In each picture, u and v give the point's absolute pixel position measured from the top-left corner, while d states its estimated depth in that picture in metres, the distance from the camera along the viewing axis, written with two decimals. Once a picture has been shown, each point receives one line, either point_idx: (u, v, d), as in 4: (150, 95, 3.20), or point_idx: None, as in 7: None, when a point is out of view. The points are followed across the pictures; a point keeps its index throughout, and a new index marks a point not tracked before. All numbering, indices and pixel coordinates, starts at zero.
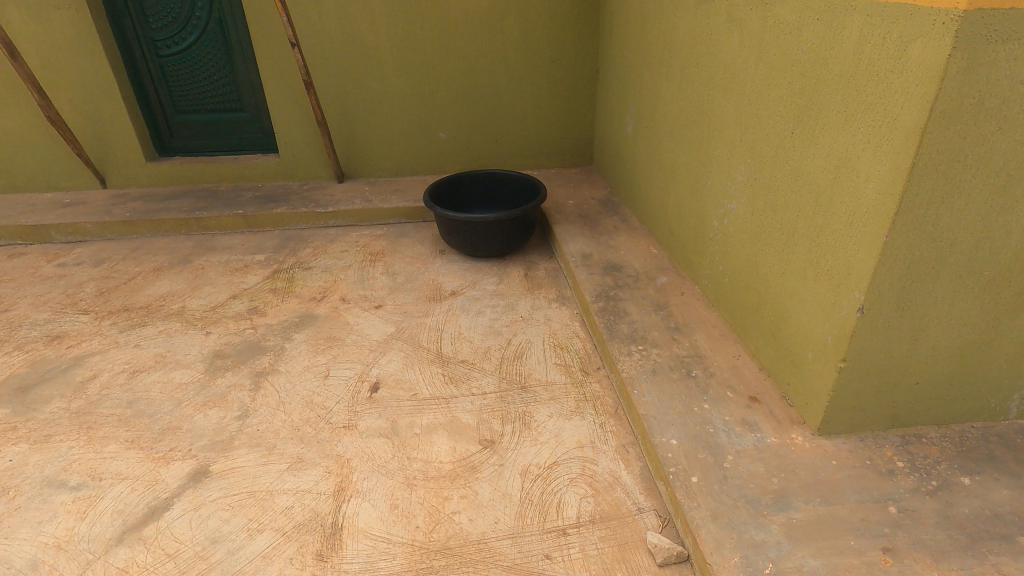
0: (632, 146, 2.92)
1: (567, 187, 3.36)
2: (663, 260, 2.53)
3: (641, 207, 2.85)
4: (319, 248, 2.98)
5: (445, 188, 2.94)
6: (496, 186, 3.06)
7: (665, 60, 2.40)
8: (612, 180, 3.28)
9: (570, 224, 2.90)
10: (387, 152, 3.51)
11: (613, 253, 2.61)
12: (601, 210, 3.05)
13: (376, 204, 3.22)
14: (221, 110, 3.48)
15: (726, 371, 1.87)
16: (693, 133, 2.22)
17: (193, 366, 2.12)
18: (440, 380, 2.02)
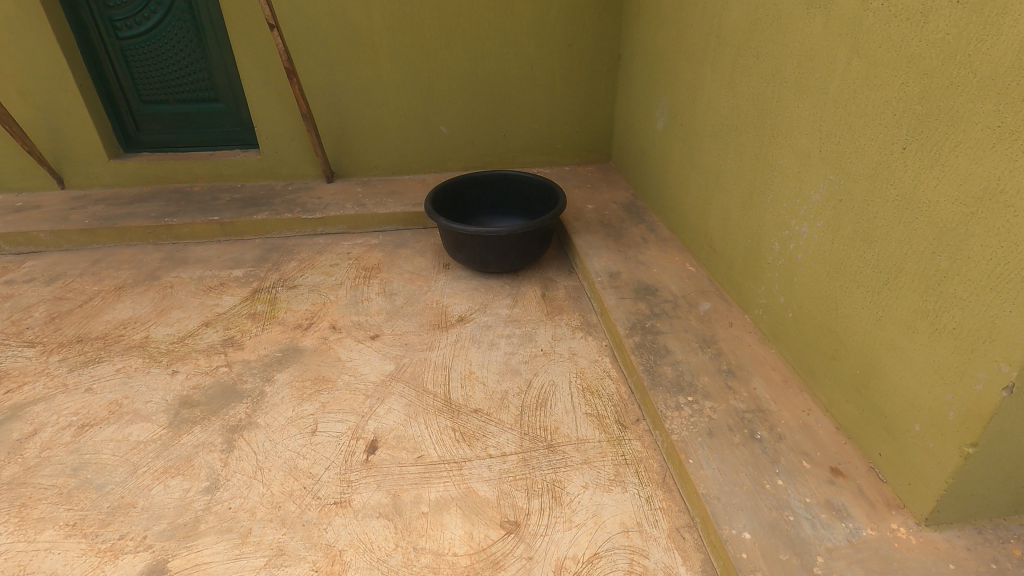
0: (662, 145, 2.56)
1: (585, 189, 3.00)
2: (703, 281, 2.20)
3: (673, 216, 2.51)
4: (306, 261, 2.63)
5: (449, 193, 2.59)
6: (507, 191, 2.72)
7: (711, 49, 2.04)
8: (636, 181, 2.92)
9: (593, 235, 2.56)
10: (382, 148, 3.13)
11: (645, 271, 2.27)
12: (626, 218, 2.70)
13: (370, 209, 2.85)
14: (193, 101, 3.08)
15: (798, 431, 1.55)
16: (749, 138, 1.87)
17: (154, 418, 1.78)
18: (450, 438, 1.69)
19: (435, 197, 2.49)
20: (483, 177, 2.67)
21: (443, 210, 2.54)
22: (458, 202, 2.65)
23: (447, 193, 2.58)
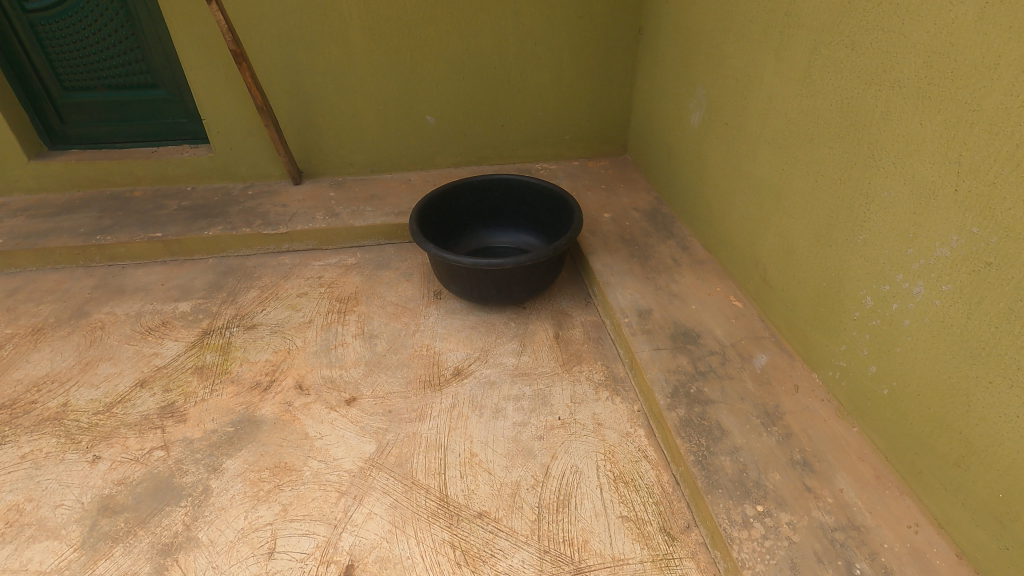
0: (697, 146, 2.11)
1: (599, 192, 2.55)
2: (754, 323, 1.79)
3: (711, 232, 2.08)
4: (268, 290, 2.18)
5: (436, 206, 2.13)
6: (506, 200, 2.27)
7: (776, 31, 1.56)
8: (660, 183, 2.47)
9: (613, 256, 2.13)
10: (358, 142, 2.64)
11: (682, 308, 1.86)
12: (651, 231, 2.27)
13: (346, 221, 2.39)
14: (127, 87, 2.55)
15: (908, 562, 1.18)
16: (831, 154, 1.43)
17: (63, 535, 1.37)
18: (448, 561, 1.31)
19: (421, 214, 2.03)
20: (478, 184, 2.22)
21: (430, 229, 2.09)
22: (448, 215, 2.19)
23: (435, 206, 2.12)
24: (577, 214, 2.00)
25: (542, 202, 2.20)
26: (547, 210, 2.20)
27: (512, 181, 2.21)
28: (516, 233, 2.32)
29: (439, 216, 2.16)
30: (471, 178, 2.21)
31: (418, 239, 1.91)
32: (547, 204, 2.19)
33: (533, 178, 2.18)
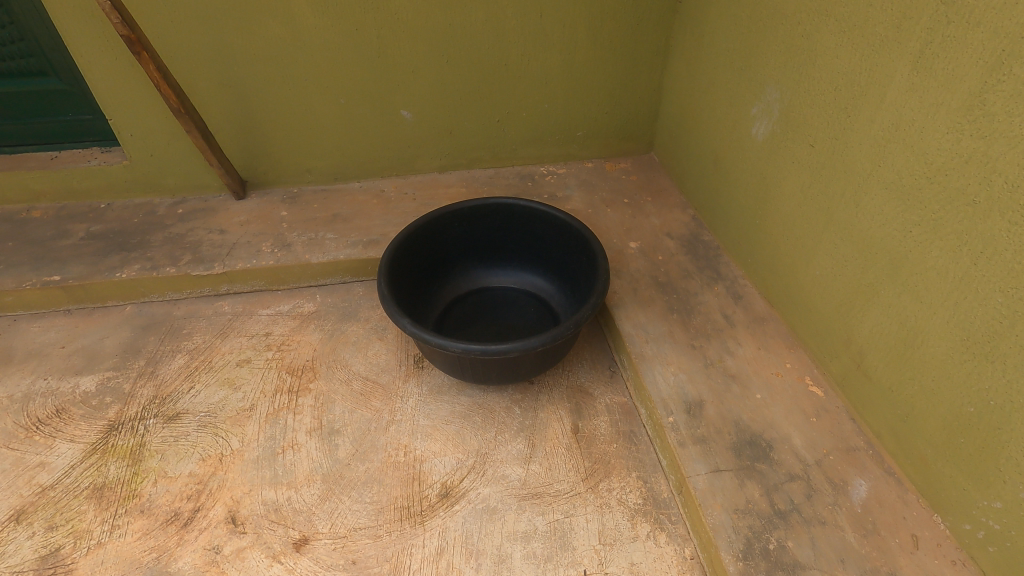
0: (760, 166, 1.60)
1: (622, 210, 2.03)
2: (844, 425, 1.34)
3: (776, 282, 1.60)
4: (200, 356, 1.69)
5: (415, 245, 1.63)
6: (506, 230, 1.76)
7: (920, 28, 1.04)
8: (700, 200, 1.96)
9: (646, 311, 1.64)
10: (317, 145, 2.08)
11: (744, 400, 1.40)
12: (692, 271, 1.77)
13: (301, 255, 1.88)
14: (6, 75, 1.95)
15: None
16: (1011, 231, 0.94)
17: None
18: None
19: (393, 261, 1.53)
20: (469, 212, 1.71)
21: (404, 279, 1.58)
22: (431, 253, 1.70)
23: (412, 245, 1.62)
24: (603, 262, 1.50)
25: (554, 236, 1.70)
26: (561, 247, 1.70)
27: (514, 208, 1.71)
28: (519, 272, 1.82)
29: (419, 256, 1.66)
30: (461, 202, 1.70)
31: (387, 301, 1.42)
32: (560, 240, 1.69)
33: (541, 204, 1.67)
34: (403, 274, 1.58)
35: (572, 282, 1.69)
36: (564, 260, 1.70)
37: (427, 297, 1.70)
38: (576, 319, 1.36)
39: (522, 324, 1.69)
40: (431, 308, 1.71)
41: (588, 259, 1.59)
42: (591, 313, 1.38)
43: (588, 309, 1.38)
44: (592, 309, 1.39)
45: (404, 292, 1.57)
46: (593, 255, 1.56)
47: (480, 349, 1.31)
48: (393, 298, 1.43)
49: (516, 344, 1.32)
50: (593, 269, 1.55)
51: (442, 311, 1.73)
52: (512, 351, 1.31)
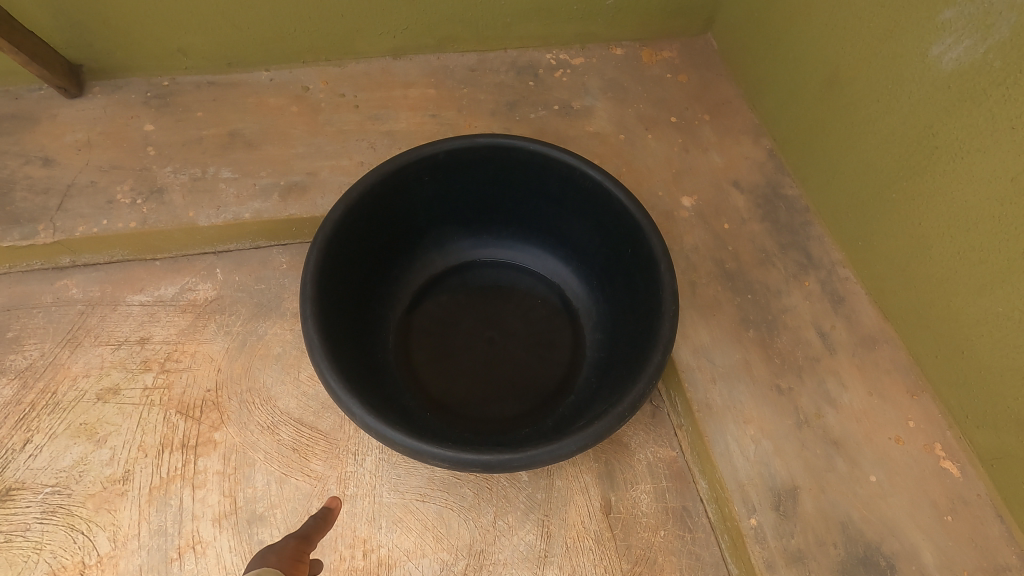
0: (933, 114, 0.97)
1: (668, 135, 1.37)
2: (988, 530, 0.96)
3: (906, 293, 1.08)
4: (35, 385, 1.11)
5: (358, 222, 1.00)
6: (505, 186, 1.12)
7: None
8: (783, 130, 1.32)
9: (710, 326, 1.12)
10: (186, 9, 1.25)
11: (853, 486, 0.98)
12: (772, 252, 1.22)
13: (181, 212, 1.20)
14: None
15: None
16: None
17: None
18: None
19: (323, 266, 0.92)
20: (447, 160, 1.05)
21: (338, 289, 0.97)
22: (385, 227, 1.07)
23: (354, 225, 0.99)
24: (667, 279, 0.92)
25: (581, 203, 1.08)
26: (591, 220, 1.09)
27: (519, 156, 1.05)
28: (513, 241, 1.22)
29: (367, 237, 1.04)
30: (431, 144, 1.03)
31: (317, 355, 0.85)
32: (591, 211, 1.07)
33: (564, 155, 1.02)
34: (341, 276, 0.98)
35: (607, 274, 1.11)
36: (596, 239, 1.11)
37: (380, 292, 1.11)
38: (628, 396, 0.84)
39: (526, 331, 1.15)
40: (388, 307, 1.13)
41: (637, 257, 1.00)
42: (651, 383, 0.85)
43: (648, 378, 0.84)
44: (652, 373, 0.86)
45: (345, 306, 0.98)
46: (648, 256, 0.97)
47: (476, 457, 0.79)
48: (326, 346, 0.86)
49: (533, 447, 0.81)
50: (646, 279, 0.97)
51: (406, 309, 1.16)
52: (526, 461, 0.80)
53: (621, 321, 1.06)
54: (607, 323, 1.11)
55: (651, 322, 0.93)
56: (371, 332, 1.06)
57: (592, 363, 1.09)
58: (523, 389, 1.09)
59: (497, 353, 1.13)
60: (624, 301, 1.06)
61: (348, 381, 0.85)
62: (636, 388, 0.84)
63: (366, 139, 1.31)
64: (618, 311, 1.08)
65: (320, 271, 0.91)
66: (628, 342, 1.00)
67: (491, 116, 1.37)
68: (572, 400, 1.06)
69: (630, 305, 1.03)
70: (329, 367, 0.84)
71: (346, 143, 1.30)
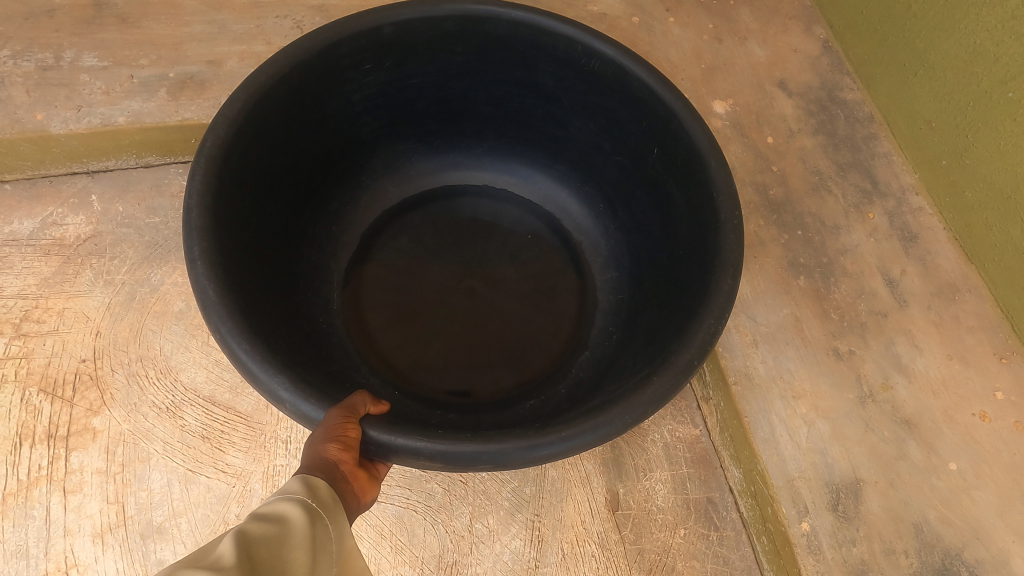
0: None
1: (696, 19, 1.04)
2: None
3: (1008, 230, 0.84)
4: None
5: (269, 127, 0.67)
6: (479, 81, 0.79)
7: None
8: (849, 13, 1.01)
9: (750, 272, 0.86)
10: None
11: (929, 478, 0.77)
12: (829, 174, 0.94)
13: (26, 114, 0.86)
14: None
15: None
16: None
17: None
18: None
19: (219, 185, 0.58)
20: (396, 37, 0.71)
21: (242, 221, 0.63)
22: (312, 140, 0.74)
23: (264, 130, 0.66)
24: (723, 175, 0.63)
25: (585, 96, 0.76)
26: (598, 120, 0.78)
27: (499, 31, 0.72)
28: (486, 160, 0.92)
29: (286, 151, 0.71)
30: (372, 13, 0.69)
31: (213, 312, 0.52)
32: (598, 104, 0.76)
33: (568, 27, 0.70)
34: (249, 208, 0.66)
35: (620, 191, 0.83)
36: (605, 147, 0.81)
37: (311, 235, 0.81)
38: (694, 338, 0.55)
39: (520, 274, 0.86)
40: (327, 255, 0.82)
41: (670, 158, 0.70)
42: (725, 315, 0.56)
43: (719, 310, 0.56)
44: (725, 301, 0.57)
45: (256, 248, 0.66)
46: (687, 150, 0.67)
47: (478, 450, 0.49)
48: (230, 298, 0.54)
49: (565, 425, 0.51)
50: (687, 185, 0.68)
51: (356, 255, 0.85)
52: (554, 447, 0.50)
53: (648, 254, 0.79)
54: (625, 256, 0.83)
55: (706, 235, 0.63)
56: (301, 289, 0.75)
57: (610, 311, 0.82)
58: (520, 353, 0.82)
59: (482, 308, 0.83)
60: (654, 229, 0.77)
61: (262, 346, 0.52)
62: (705, 325, 0.56)
63: (290, 16, 0.96)
64: (642, 240, 0.80)
65: (214, 193, 0.57)
66: (667, 277, 0.71)
67: None
68: (588, 361, 0.78)
69: (663, 231, 0.75)
70: (234, 328, 0.52)
71: (262, 21, 0.95)
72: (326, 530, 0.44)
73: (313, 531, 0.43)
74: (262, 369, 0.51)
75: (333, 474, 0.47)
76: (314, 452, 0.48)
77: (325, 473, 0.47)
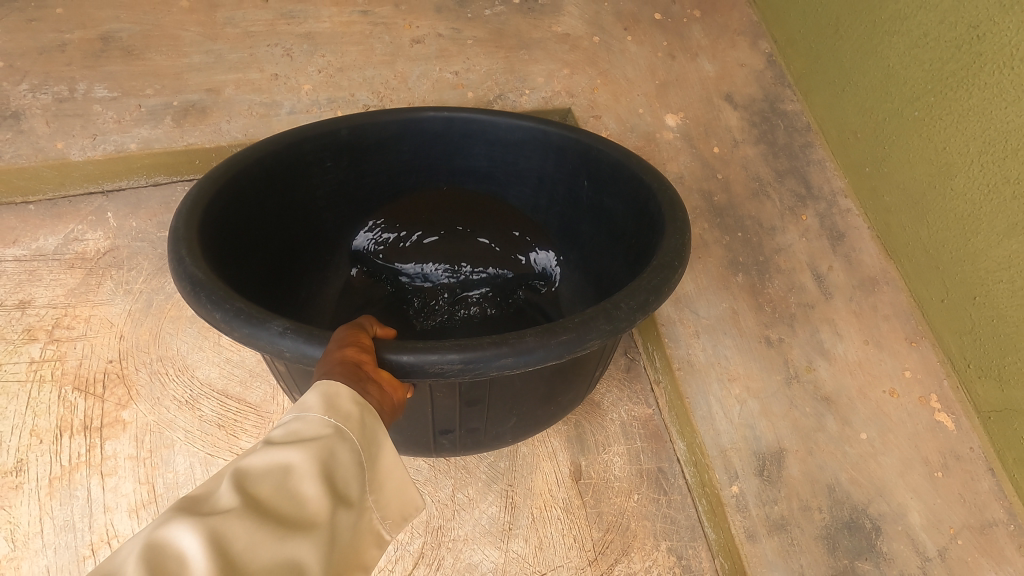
0: (983, 12, 0.82)
1: (651, 37, 1.14)
2: (979, 485, 0.89)
3: (918, 230, 0.96)
4: None
5: (246, 200, 0.74)
6: (425, 172, 0.90)
7: None
8: (791, 32, 1.13)
9: (695, 271, 0.98)
10: None
11: (842, 446, 0.90)
12: (768, 179, 1.05)
13: (48, 143, 0.96)
14: None
15: None
16: None
17: None
18: None
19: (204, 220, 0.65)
20: (352, 138, 0.81)
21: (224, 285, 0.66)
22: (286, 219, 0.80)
23: (242, 201, 0.73)
24: (637, 162, 0.78)
25: (514, 166, 0.89)
26: (531, 182, 0.90)
27: (435, 127, 0.84)
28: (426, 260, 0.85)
29: (257, 230, 0.77)
30: (330, 119, 0.80)
31: (200, 295, 0.57)
32: (528, 169, 0.88)
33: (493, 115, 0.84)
34: (229, 266, 0.69)
35: (568, 232, 0.90)
36: (543, 204, 0.91)
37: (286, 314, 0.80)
38: (666, 244, 0.66)
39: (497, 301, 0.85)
40: None
41: (598, 177, 0.83)
42: (686, 234, 0.67)
43: (676, 226, 0.68)
44: (678, 224, 0.68)
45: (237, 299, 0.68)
46: (610, 166, 0.81)
47: (497, 352, 0.55)
48: (216, 283, 0.59)
49: (574, 319, 0.58)
50: (620, 191, 0.80)
51: (332, 323, 0.85)
52: (566, 336, 0.57)
53: (610, 262, 0.84)
54: (588, 285, 0.87)
55: (650, 204, 0.75)
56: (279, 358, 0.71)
57: None
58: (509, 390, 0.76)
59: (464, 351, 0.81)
60: (612, 260, 0.83)
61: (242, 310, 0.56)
62: (674, 242, 0.66)
63: (281, 44, 1.06)
64: (598, 265, 0.86)
65: (200, 219, 0.65)
66: (630, 258, 0.78)
67: (436, 13, 1.12)
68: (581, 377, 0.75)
69: (615, 246, 0.83)
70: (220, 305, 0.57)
71: (255, 50, 1.05)
72: (348, 445, 0.43)
73: (331, 451, 0.41)
74: (246, 322, 0.55)
75: (354, 372, 0.49)
76: (331, 357, 0.50)
77: (346, 370, 0.48)
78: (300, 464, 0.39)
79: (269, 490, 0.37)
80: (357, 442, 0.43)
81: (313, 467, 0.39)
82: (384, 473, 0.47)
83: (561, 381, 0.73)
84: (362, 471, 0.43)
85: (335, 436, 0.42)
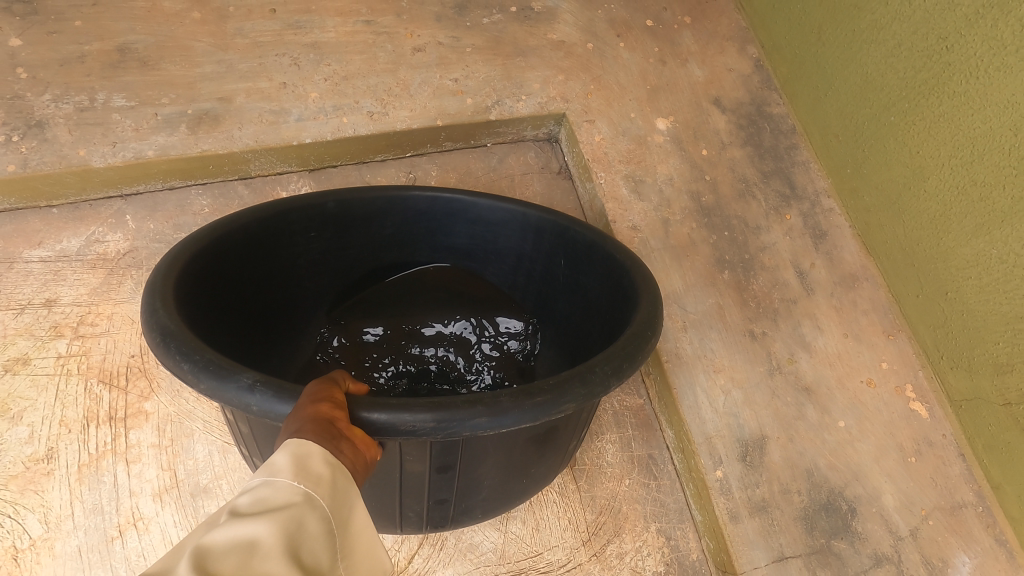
0: (953, 24, 0.90)
1: (643, 44, 1.19)
2: (949, 469, 0.94)
3: (896, 228, 1.02)
4: None
5: (226, 264, 0.78)
6: (406, 249, 0.95)
7: None
8: (775, 38, 1.18)
9: (683, 268, 1.03)
10: None
11: (821, 433, 0.95)
12: (754, 181, 1.10)
13: (70, 151, 1.01)
14: None
15: None
16: None
17: None
18: None
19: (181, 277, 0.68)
20: (337, 211, 0.86)
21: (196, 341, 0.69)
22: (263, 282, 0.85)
23: (222, 264, 0.77)
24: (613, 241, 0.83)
25: (490, 245, 0.94)
26: (509, 260, 0.95)
27: (418, 205, 0.89)
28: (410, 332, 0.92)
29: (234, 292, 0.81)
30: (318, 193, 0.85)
31: (168, 350, 0.59)
32: (504, 247, 0.94)
33: (474, 198, 0.89)
34: (202, 323, 0.72)
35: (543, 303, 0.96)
36: (519, 280, 0.97)
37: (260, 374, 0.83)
38: (640, 317, 0.70)
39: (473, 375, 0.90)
40: None
41: (574, 254, 0.88)
42: (658, 306, 0.72)
43: (650, 298, 0.73)
44: (651, 299, 0.73)
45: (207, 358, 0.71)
46: (585, 245, 0.86)
47: (473, 414, 0.56)
48: (183, 335, 0.61)
49: (550, 382, 0.60)
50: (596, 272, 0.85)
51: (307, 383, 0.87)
52: (548, 389, 0.60)
53: (585, 333, 0.88)
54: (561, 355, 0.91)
55: (623, 281, 0.80)
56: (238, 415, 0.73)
57: None
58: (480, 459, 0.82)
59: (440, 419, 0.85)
60: (587, 334, 0.88)
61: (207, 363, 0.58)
62: (646, 315, 0.71)
63: (289, 54, 1.11)
64: (572, 337, 0.91)
65: (177, 280, 0.68)
66: (604, 332, 0.83)
67: (437, 21, 1.17)
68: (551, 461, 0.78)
69: (590, 322, 0.87)
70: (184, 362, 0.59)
71: (264, 59, 1.10)
72: (316, 515, 0.44)
73: (297, 525, 0.42)
74: (212, 373, 0.57)
75: (325, 429, 0.49)
76: (304, 413, 0.50)
77: (317, 427, 0.49)
78: (268, 535, 0.40)
79: (233, 566, 0.37)
80: (328, 508, 0.44)
81: (280, 541, 0.40)
82: (354, 536, 0.48)
83: (533, 450, 0.73)
84: (331, 540, 0.44)
85: (302, 508, 0.43)
